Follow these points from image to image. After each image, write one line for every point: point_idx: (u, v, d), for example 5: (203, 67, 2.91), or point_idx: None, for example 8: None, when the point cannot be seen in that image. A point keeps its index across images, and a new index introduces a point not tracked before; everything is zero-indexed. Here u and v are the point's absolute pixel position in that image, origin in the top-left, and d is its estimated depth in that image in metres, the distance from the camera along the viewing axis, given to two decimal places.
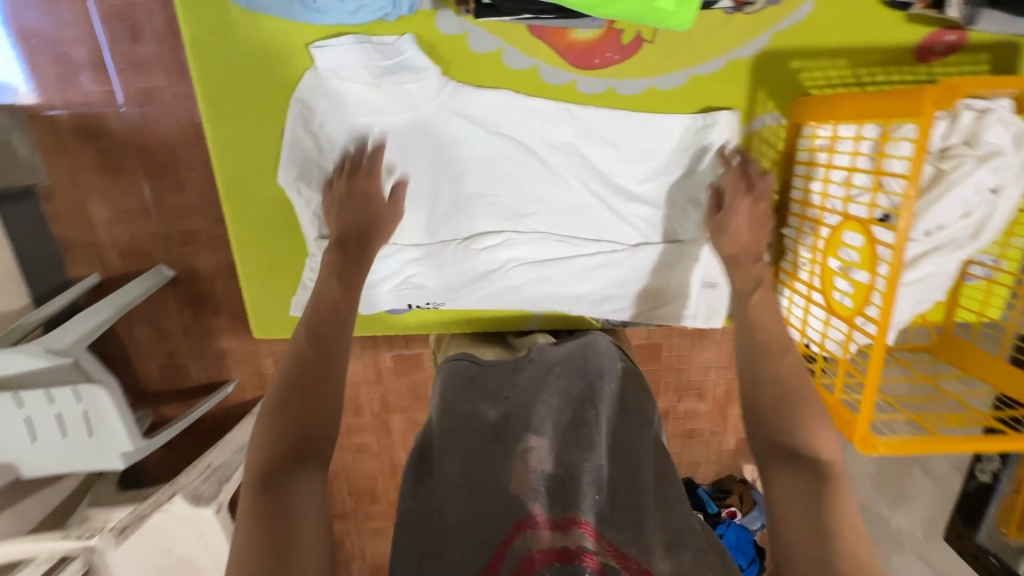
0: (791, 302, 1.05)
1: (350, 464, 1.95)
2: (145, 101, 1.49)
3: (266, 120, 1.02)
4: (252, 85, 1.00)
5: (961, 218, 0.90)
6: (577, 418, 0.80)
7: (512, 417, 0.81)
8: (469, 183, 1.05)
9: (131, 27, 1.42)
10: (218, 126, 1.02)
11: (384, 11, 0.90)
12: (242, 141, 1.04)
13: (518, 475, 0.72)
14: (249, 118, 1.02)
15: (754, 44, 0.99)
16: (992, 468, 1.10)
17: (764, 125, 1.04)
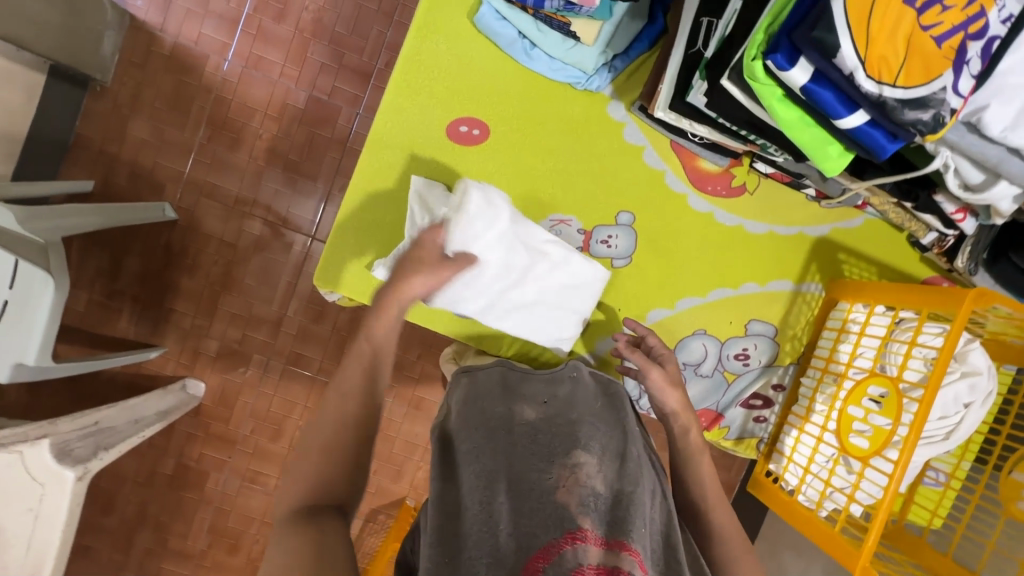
0: (797, 440, 0.90)
1: (231, 496, 1.59)
2: (251, 65, 1.52)
3: (439, 48, 0.84)
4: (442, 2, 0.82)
5: (941, 429, 0.88)
6: (615, 442, 0.66)
7: (560, 429, 0.64)
8: (535, 179, 0.88)
9: (280, 8, 1.52)
10: (412, 81, 0.84)
11: (577, 80, 0.84)
12: (417, 52, 0.84)
13: (564, 485, 0.56)
14: (433, 40, 0.83)
15: (819, 228, 0.93)
16: None
17: (808, 291, 0.94)
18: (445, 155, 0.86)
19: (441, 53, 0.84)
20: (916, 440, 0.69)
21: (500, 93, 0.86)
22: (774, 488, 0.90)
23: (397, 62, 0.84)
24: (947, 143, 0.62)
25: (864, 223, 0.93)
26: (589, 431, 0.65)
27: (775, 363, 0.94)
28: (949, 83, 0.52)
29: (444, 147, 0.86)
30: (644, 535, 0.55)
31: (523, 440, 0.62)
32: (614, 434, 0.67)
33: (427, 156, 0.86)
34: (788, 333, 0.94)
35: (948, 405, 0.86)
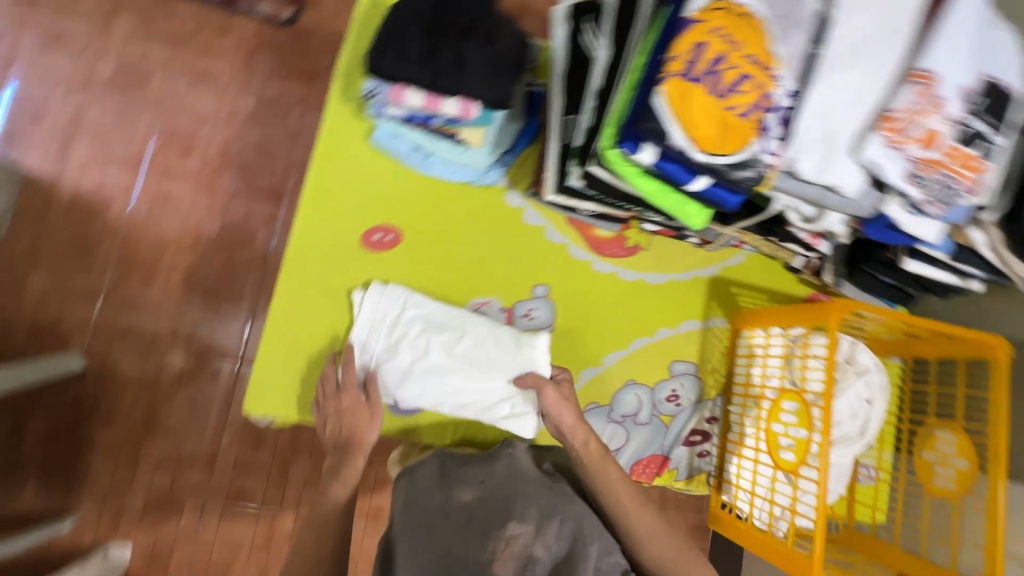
0: (739, 467, 0.95)
1: None
2: (160, 201, 1.48)
3: (344, 168, 0.91)
4: (342, 130, 0.91)
5: (856, 427, 0.97)
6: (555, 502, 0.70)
7: (496, 507, 0.68)
8: (451, 269, 0.94)
9: (185, 143, 1.49)
10: (322, 201, 0.90)
11: (472, 178, 0.94)
12: (324, 175, 0.91)
13: (499, 559, 0.62)
14: (339, 162, 0.91)
15: (710, 269, 1.05)
16: None
17: (714, 326, 1.04)
18: (362, 263, 0.91)
19: (347, 172, 0.91)
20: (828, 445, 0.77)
21: (407, 199, 0.93)
22: (731, 519, 0.93)
23: (304, 187, 0.90)
24: (778, 190, 0.75)
25: (745, 259, 1.06)
26: (527, 500, 0.68)
27: (703, 397, 1.02)
28: (760, 148, 0.65)
29: (360, 256, 0.91)
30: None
31: (463, 530, 0.65)
32: (553, 493, 0.71)
33: (345, 267, 0.90)
34: (707, 366, 1.03)
35: (854, 404, 0.97)
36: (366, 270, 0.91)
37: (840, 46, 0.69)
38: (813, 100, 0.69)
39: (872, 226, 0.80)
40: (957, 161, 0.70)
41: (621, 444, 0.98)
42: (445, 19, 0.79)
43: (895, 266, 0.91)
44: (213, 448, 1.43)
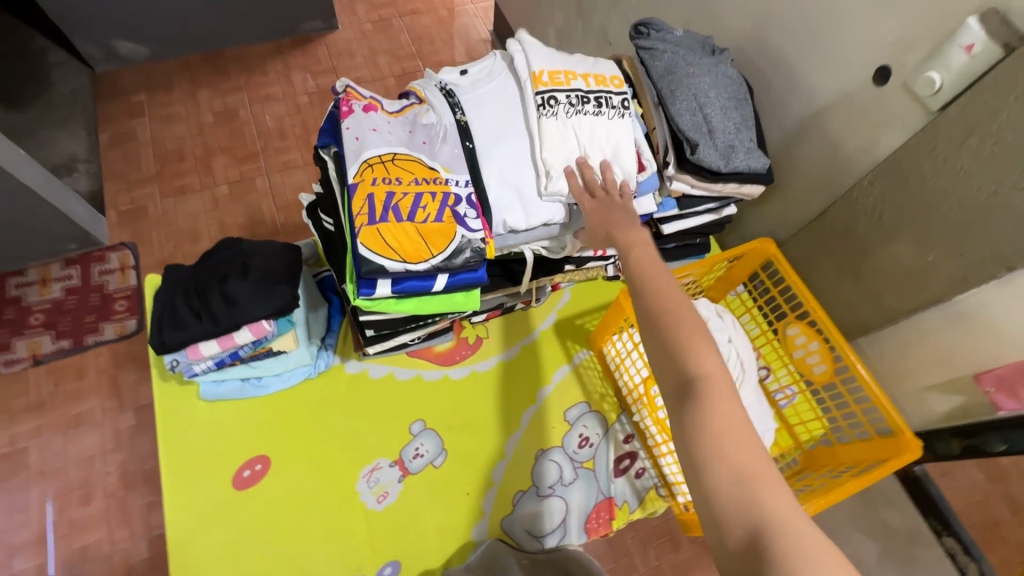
0: (669, 465, 0.97)
1: None
2: (77, 561, 1.34)
3: (193, 432, 0.96)
4: (173, 402, 0.97)
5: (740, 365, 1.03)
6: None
7: None
8: (327, 459, 0.97)
9: (83, 491, 1.41)
10: (181, 475, 0.93)
11: (309, 371, 1.02)
12: (176, 449, 0.94)
13: None
14: (186, 429, 0.96)
15: (550, 318, 1.15)
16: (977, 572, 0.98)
17: (581, 360, 1.12)
18: (246, 505, 0.92)
19: (194, 434, 0.95)
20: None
21: (259, 425, 0.98)
22: (691, 516, 0.94)
23: (162, 473, 0.93)
24: (517, 244, 0.89)
25: (572, 292, 1.18)
26: None
27: (609, 424, 1.06)
28: (463, 232, 0.79)
29: (240, 499, 0.93)
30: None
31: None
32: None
33: (231, 519, 0.91)
34: (597, 396, 1.09)
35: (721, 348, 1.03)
36: (253, 509, 0.92)
37: (482, 137, 0.87)
38: (487, 177, 0.85)
39: None
40: (618, 153, 0.87)
41: (565, 514, 0.97)
42: (202, 278, 0.92)
43: (663, 235, 1.05)
44: None
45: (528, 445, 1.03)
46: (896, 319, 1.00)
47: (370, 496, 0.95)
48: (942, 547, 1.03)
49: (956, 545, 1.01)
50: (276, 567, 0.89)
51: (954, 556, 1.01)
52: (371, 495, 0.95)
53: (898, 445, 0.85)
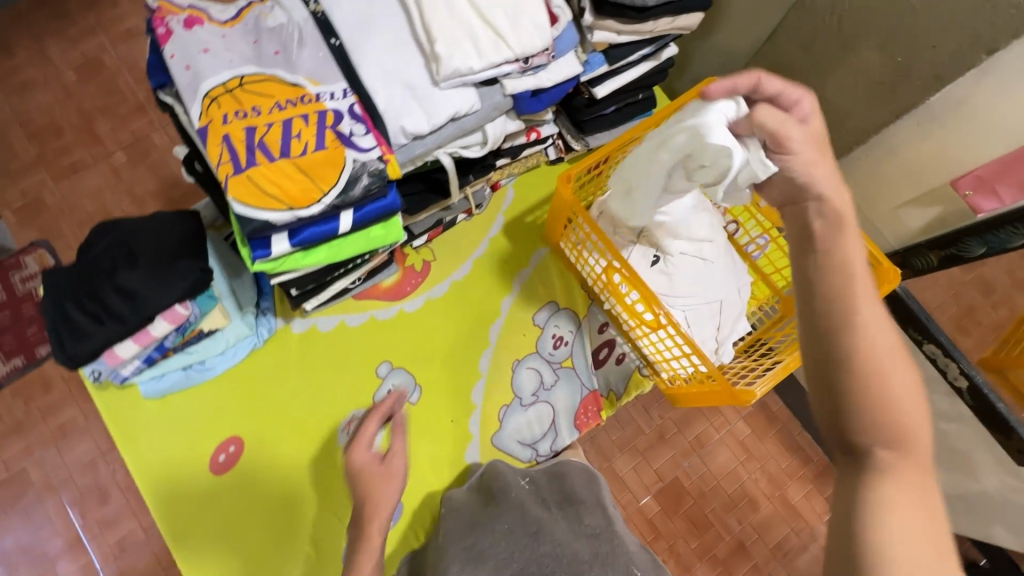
0: (648, 345, 0.94)
1: None
2: (119, 552, 1.36)
3: (153, 432, 0.90)
4: (119, 407, 0.90)
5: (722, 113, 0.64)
6: (515, 529, 0.78)
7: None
8: (301, 425, 0.94)
9: (97, 491, 1.38)
10: (153, 476, 0.89)
11: (253, 342, 0.94)
12: (142, 452, 0.90)
13: None
14: (145, 431, 0.90)
15: (497, 222, 1.04)
16: (959, 369, 0.93)
17: (540, 259, 1.04)
18: (232, 487, 0.90)
19: (155, 434, 0.90)
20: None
21: (220, 407, 0.93)
22: (676, 390, 0.93)
23: (136, 477, 0.89)
24: (429, 152, 0.74)
25: (516, 188, 1.06)
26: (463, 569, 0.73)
27: (581, 318, 1.01)
28: (355, 155, 0.66)
29: (224, 482, 0.90)
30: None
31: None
32: (515, 521, 0.79)
33: (220, 504, 0.89)
34: (563, 292, 1.02)
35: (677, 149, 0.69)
36: (244, 487, 0.90)
37: (348, 28, 0.70)
38: (367, 77, 0.69)
39: (524, 104, 0.77)
40: (517, 8, 0.71)
41: (553, 416, 0.97)
42: (89, 274, 0.80)
43: (597, 100, 0.91)
44: None
45: (503, 360, 0.98)
46: (865, 139, 0.91)
47: (355, 447, 0.93)
48: (923, 352, 0.97)
49: (936, 351, 0.95)
50: (281, 537, 0.89)
51: (935, 358, 0.96)
52: (354, 446, 0.93)
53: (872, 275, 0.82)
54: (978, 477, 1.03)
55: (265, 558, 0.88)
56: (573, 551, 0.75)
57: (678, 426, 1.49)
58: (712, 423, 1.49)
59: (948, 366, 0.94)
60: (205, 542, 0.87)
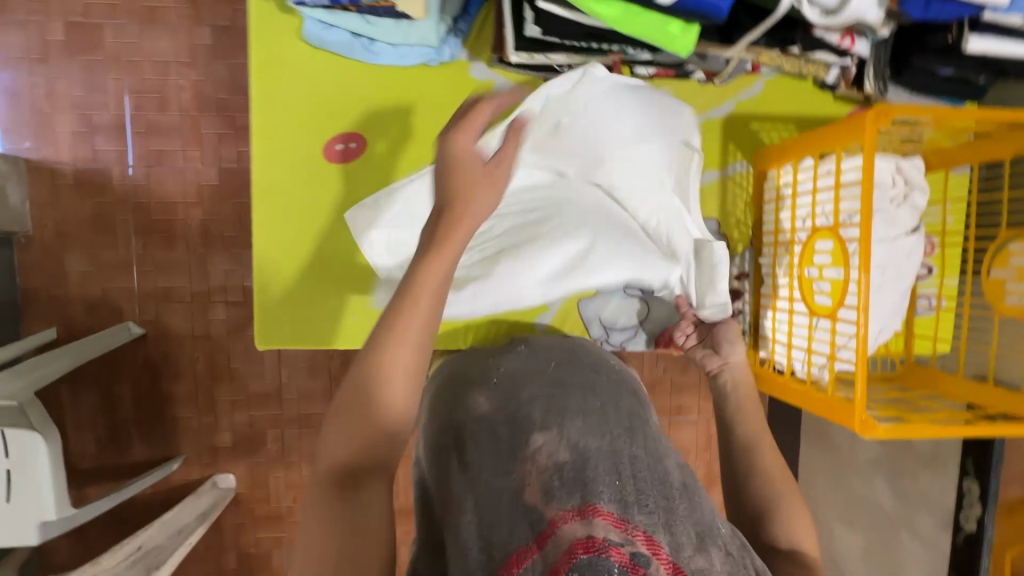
0: (774, 321, 0.88)
1: None
2: (155, 162, 1.34)
3: (290, 81, 0.83)
4: (271, 37, 0.81)
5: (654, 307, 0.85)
6: (608, 411, 0.59)
7: (513, 419, 0.59)
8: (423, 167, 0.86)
9: (159, 96, 1.31)
10: (270, 123, 0.83)
11: (428, 57, 0.83)
12: (271, 93, 0.82)
13: (526, 482, 0.51)
14: (283, 76, 0.82)
15: (722, 108, 0.90)
16: (977, 513, 1.06)
17: (734, 173, 0.91)
18: (332, 180, 0.86)
19: (291, 87, 0.83)
20: (869, 280, 0.67)
21: (358, 100, 0.85)
22: (769, 374, 0.88)
23: (253, 112, 0.83)
24: None
25: (765, 85, 0.90)
26: (542, 411, 0.58)
27: (728, 254, 0.92)
28: None
29: (327, 171, 0.86)
30: (614, 493, 0.49)
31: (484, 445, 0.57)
32: (608, 403, 0.61)
33: (319, 189, 0.86)
34: (730, 219, 0.92)
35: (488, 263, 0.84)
36: (344, 191, 0.86)
37: None
38: None
39: (912, 3, 0.66)
40: None
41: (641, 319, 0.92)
42: None
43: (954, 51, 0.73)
44: (276, 384, 1.47)
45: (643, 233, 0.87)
46: None
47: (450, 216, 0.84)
48: (957, 484, 1.10)
49: (974, 490, 1.07)
50: (354, 253, 0.87)
51: (963, 495, 1.09)
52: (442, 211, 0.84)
53: None
54: None
55: (332, 261, 0.87)
56: (666, 470, 0.54)
57: (672, 385, 1.48)
58: (697, 403, 1.49)
59: (968, 506, 1.08)
60: (287, 215, 0.85)
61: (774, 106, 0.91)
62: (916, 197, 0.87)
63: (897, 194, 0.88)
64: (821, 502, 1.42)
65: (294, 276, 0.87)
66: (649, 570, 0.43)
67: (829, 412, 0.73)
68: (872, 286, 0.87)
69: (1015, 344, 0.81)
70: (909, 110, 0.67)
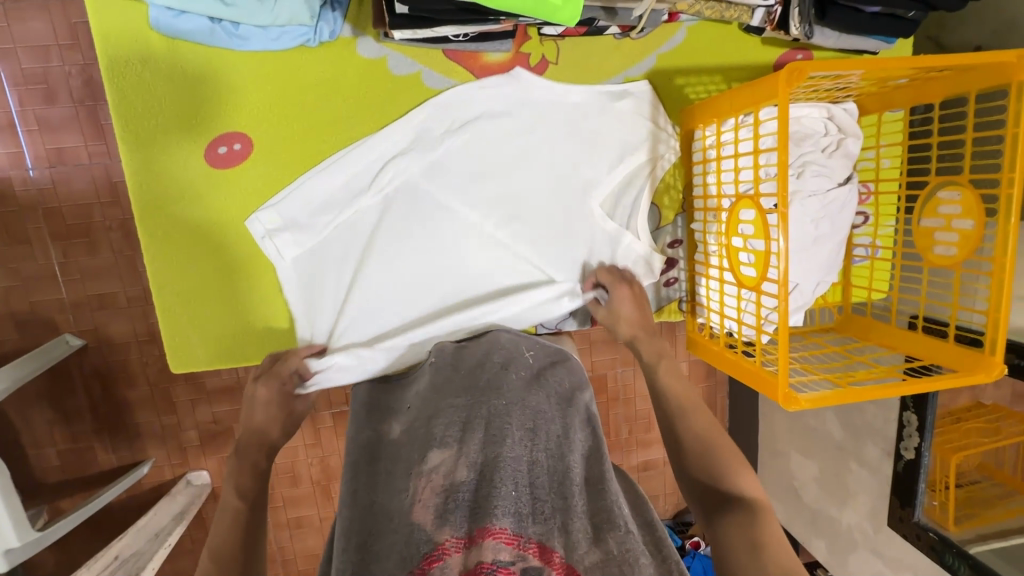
0: (708, 288, 0.86)
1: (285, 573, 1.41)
2: (56, 161, 1.17)
3: (159, 81, 0.74)
4: (124, 36, 0.72)
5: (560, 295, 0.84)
6: (514, 410, 0.57)
7: (418, 438, 0.56)
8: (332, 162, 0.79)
9: (46, 87, 1.14)
10: (140, 132, 0.75)
11: (306, 37, 0.73)
12: (137, 98, 0.74)
13: (417, 498, 0.48)
14: (148, 79, 0.74)
15: (643, 64, 0.82)
16: (915, 443, 1.02)
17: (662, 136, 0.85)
18: (224, 187, 0.78)
19: (159, 89, 0.74)
20: (787, 249, 0.64)
21: (238, 95, 0.76)
22: (705, 341, 0.87)
23: (121, 121, 0.74)
24: None
25: (688, 34, 0.82)
26: (445, 424, 0.55)
27: (661, 222, 0.88)
28: None
29: (218, 177, 0.78)
30: (509, 506, 0.46)
31: (382, 467, 0.54)
32: (513, 401, 0.58)
33: (209, 198, 0.78)
34: (660, 185, 0.87)
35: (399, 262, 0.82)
36: (241, 198, 0.79)
37: None
38: None
39: None
40: None
41: None
42: None
43: None
44: (234, 380, 1.30)
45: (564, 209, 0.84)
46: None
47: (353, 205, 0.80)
48: (898, 416, 1.06)
49: (912, 422, 1.02)
50: (260, 262, 0.81)
51: (903, 426, 1.04)
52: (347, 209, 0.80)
53: (975, 359, 0.72)
54: (844, 510, 1.21)
55: (236, 273, 0.81)
56: (568, 469, 0.52)
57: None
58: None
59: (907, 437, 1.04)
60: (178, 230, 0.78)
61: (699, 58, 0.83)
62: (848, 144, 0.82)
63: (829, 143, 0.83)
64: (777, 433, 1.40)
65: (201, 293, 0.81)
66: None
67: (757, 383, 0.72)
68: (805, 244, 0.83)
69: (942, 293, 0.81)
70: (827, 66, 0.62)
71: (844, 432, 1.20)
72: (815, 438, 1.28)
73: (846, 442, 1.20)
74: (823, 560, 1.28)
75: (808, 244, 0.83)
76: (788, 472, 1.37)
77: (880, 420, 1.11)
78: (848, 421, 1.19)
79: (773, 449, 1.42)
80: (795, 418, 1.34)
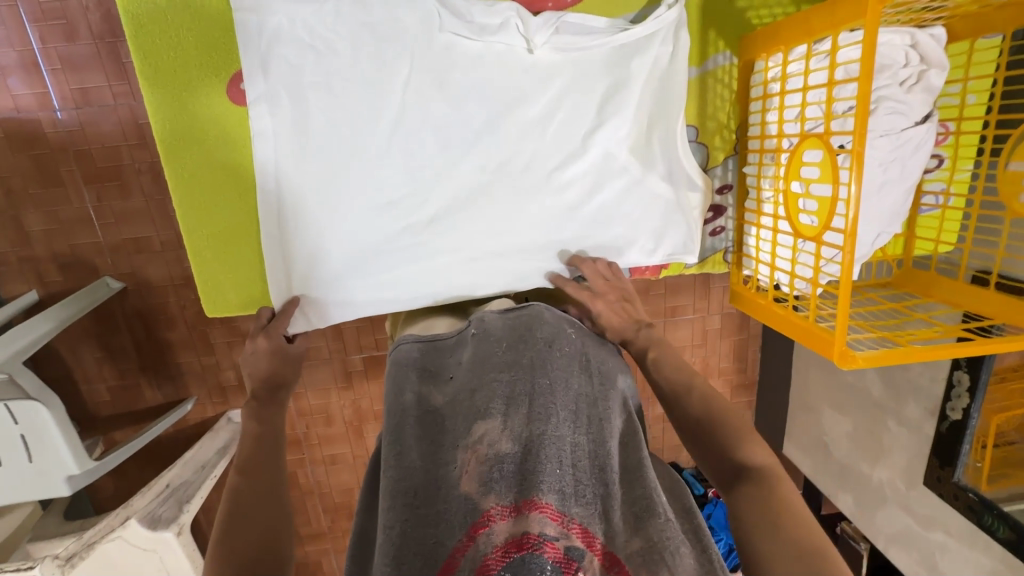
0: (757, 237, 0.80)
1: (319, 504, 1.49)
2: (81, 102, 1.15)
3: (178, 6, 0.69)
4: None
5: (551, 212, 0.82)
6: (562, 387, 0.54)
7: (461, 406, 0.53)
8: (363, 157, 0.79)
9: (65, 23, 1.10)
10: (160, 66, 0.71)
11: None
12: (156, 26, 0.70)
13: (463, 468, 0.47)
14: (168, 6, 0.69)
15: None
16: (964, 404, 0.97)
17: (717, 67, 0.77)
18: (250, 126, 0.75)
19: (179, 16, 0.70)
20: (859, 194, 0.59)
21: None
22: (751, 294, 0.83)
23: (137, 51, 0.70)
24: None
25: None
26: (487, 394, 0.52)
27: (709, 165, 0.82)
28: None
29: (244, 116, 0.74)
30: (555, 481, 0.46)
31: (426, 432, 0.52)
32: (558, 378, 0.55)
33: (235, 138, 0.75)
34: (714, 125, 0.80)
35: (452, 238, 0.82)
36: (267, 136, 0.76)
37: None
38: None
39: None
40: None
41: None
42: None
43: None
44: None
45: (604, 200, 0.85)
46: None
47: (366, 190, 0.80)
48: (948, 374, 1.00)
49: (963, 381, 0.97)
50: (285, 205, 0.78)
51: (953, 385, 0.99)
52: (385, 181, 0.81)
53: None
54: (876, 467, 1.19)
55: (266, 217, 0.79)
56: (607, 456, 0.51)
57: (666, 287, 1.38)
58: (694, 302, 1.39)
59: (956, 397, 0.99)
60: (208, 174, 0.76)
61: None
62: (932, 76, 0.73)
63: (908, 76, 0.74)
64: (810, 389, 1.36)
65: (234, 238, 0.80)
66: (581, 565, 0.43)
67: (810, 338, 0.68)
68: (871, 190, 0.76)
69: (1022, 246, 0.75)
70: None
71: (884, 389, 1.16)
72: (852, 394, 1.23)
73: (885, 400, 1.16)
74: (849, 512, 1.27)
75: (875, 191, 0.76)
76: (819, 427, 1.34)
77: (926, 379, 1.05)
78: (890, 378, 1.14)
79: (805, 404, 1.38)
80: (833, 373, 1.29)
